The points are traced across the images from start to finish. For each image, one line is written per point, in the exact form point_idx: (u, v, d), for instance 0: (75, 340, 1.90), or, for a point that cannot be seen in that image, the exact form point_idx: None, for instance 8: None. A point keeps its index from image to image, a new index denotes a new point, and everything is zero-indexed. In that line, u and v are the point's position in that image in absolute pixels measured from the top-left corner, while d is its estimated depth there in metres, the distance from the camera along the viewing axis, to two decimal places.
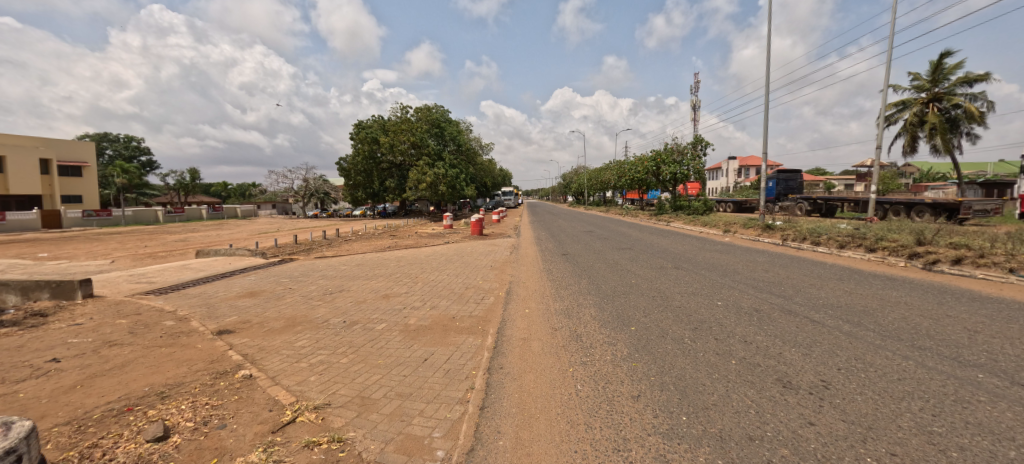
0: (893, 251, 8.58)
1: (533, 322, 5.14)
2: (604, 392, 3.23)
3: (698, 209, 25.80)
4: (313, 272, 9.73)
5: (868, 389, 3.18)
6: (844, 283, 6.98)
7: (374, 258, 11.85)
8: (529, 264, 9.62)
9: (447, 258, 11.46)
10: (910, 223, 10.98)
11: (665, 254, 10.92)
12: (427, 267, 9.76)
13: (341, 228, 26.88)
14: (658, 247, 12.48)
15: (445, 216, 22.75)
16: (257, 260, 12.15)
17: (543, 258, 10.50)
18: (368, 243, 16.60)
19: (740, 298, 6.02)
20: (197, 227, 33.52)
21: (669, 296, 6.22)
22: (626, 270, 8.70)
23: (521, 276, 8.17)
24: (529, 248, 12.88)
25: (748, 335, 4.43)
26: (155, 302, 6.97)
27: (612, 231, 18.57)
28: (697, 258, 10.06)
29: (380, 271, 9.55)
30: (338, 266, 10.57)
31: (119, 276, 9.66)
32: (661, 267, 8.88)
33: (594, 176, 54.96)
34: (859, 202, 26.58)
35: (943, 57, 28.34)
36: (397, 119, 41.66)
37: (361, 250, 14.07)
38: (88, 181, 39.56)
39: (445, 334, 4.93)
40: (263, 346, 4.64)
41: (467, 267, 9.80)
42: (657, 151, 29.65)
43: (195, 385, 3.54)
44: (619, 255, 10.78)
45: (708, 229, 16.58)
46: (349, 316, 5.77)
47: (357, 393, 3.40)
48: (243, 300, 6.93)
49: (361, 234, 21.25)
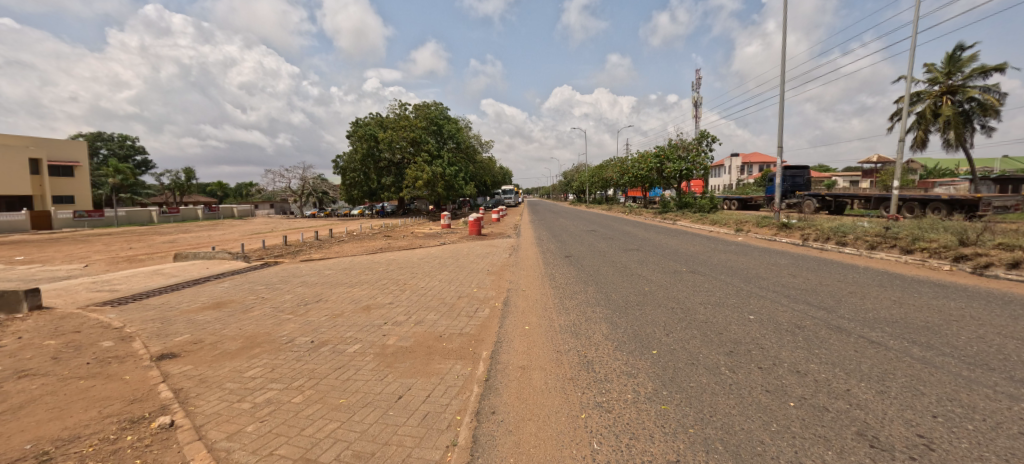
0: (935, 253, 7.70)
1: (535, 344, 4.29)
2: (629, 455, 2.39)
3: (704, 207, 24.89)
4: (293, 278, 8.89)
5: (988, 451, 2.35)
6: (888, 290, 6.11)
7: (362, 262, 11.01)
8: (529, 268, 8.75)
9: (440, 261, 10.63)
10: (944, 221, 10.07)
11: (677, 256, 10.05)
12: (418, 272, 8.91)
13: (336, 228, 26.02)
14: (669, 248, 11.61)
15: (443, 215, 21.95)
16: (238, 264, 11.36)
17: (546, 261, 9.66)
18: (359, 244, 15.74)
19: (774, 310, 5.19)
20: (190, 228, 32.70)
21: (692, 308, 5.38)
22: (636, 275, 7.85)
23: (521, 283, 7.30)
24: (529, 249, 12.04)
25: (798, 363, 3.60)
26: (104, 316, 6.15)
27: (616, 230, 17.70)
28: (714, 261, 9.20)
29: (366, 277, 8.69)
30: (323, 271, 9.76)
31: (82, 283, 8.82)
32: (675, 271, 8.03)
33: (596, 173, 54.01)
34: (871, 198, 25.63)
35: (958, 48, 27.45)
36: (395, 116, 40.87)
37: (351, 253, 13.25)
38: (81, 181, 38.80)
39: (428, 359, 4.08)
40: (205, 377, 3.80)
41: (461, 271, 8.95)
42: (661, 147, 28.75)
43: (93, 441, 2.73)
44: (628, 258, 9.92)
45: (718, 227, 15.70)
46: (319, 335, 4.92)
47: (302, 454, 2.57)
48: (204, 314, 6.11)
49: (356, 235, 20.44)
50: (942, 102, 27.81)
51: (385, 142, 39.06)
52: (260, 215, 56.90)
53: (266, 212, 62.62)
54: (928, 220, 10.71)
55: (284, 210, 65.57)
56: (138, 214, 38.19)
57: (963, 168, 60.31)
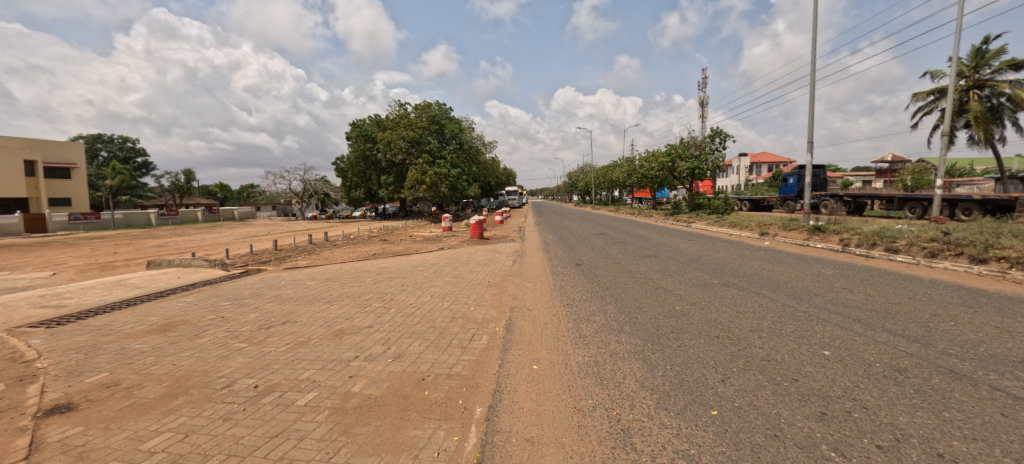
0: (1017, 263, 6.49)
1: (546, 398, 3.15)
2: None
3: (717, 208, 23.61)
4: (267, 291, 7.82)
5: None
6: (982, 312, 4.92)
7: (350, 270, 9.90)
8: (536, 279, 7.67)
9: (436, 269, 9.53)
10: (1009, 223, 8.85)
11: (702, 264, 8.90)
12: (409, 284, 7.83)
13: (333, 231, 25.10)
14: (690, 254, 10.42)
15: (443, 217, 20.94)
16: (214, 272, 10.32)
17: (553, 271, 8.53)
18: (352, 249, 14.68)
19: (851, 343, 4.05)
20: (186, 231, 31.91)
21: (743, 337, 4.27)
22: (661, 288, 6.73)
23: (527, 300, 6.15)
24: (535, 256, 10.92)
25: (937, 441, 2.45)
26: (24, 343, 5.12)
27: (627, 233, 16.55)
28: (747, 271, 8.02)
29: (349, 290, 7.58)
30: (303, 282, 8.69)
31: (31, 296, 7.82)
32: (705, 284, 6.92)
33: (602, 173, 52.79)
34: (894, 199, 24.48)
35: (986, 40, 26.09)
36: (396, 117, 40.00)
37: (341, 259, 12.14)
38: (78, 183, 38.11)
39: (399, 420, 2.97)
40: (87, 451, 2.72)
41: (458, 282, 7.84)
42: (672, 145, 27.52)
43: None
44: (645, 267, 8.81)
45: (740, 230, 14.51)
46: (268, 375, 3.82)
47: None
48: (142, 342, 5.03)
49: (351, 238, 19.40)
50: (968, 97, 26.47)
51: (385, 142, 38.07)
52: (261, 218, 56.08)
53: (268, 215, 61.82)
54: (986, 222, 9.47)
55: (286, 211, 64.83)
56: (136, 216, 37.37)
57: (979, 167, 58.17)
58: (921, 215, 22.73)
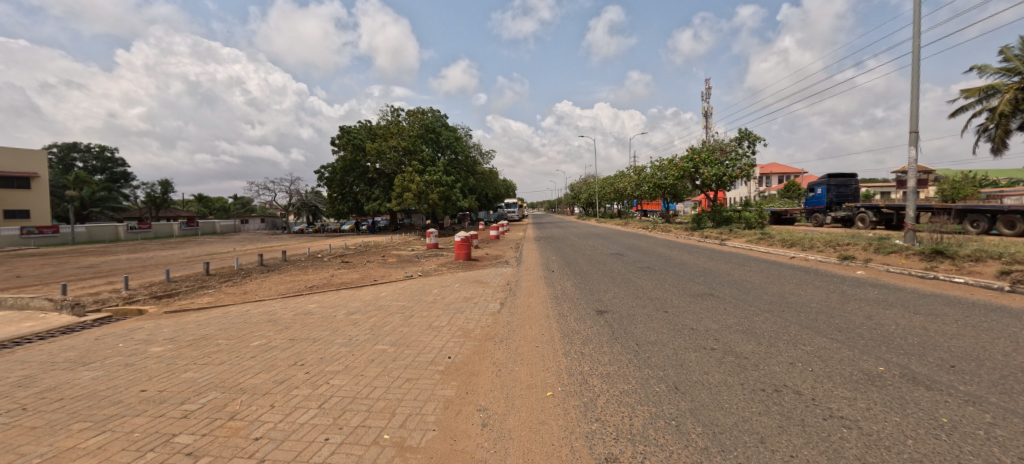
0: None
1: None
2: None
3: (752, 222, 20.39)
4: (50, 376, 4.32)
5: None
6: None
7: (252, 319, 6.42)
8: (539, 357, 4.21)
9: (379, 320, 6.03)
10: None
11: (805, 316, 5.49)
12: (307, 363, 4.32)
13: (305, 248, 21.68)
14: (765, 292, 6.97)
15: (428, 235, 17.52)
16: (54, 320, 6.85)
17: (565, 330, 5.08)
18: (295, 276, 11.15)
19: None
20: (147, 247, 28.61)
21: None
22: (790, 393, 3.24)
23: (513, 443, 2.68)
24: (535, 293, 7.45)
25: None
26: None
27: (650, 254, 13.11)
28: (904, 337, 4.56)
29: (188, 379, 4.03)
30: (147, 348, 5.18)
31: None
32: (869, 376, 3.51)
33: (608, 185, 49.56)
34: (948, 211, 20.99)
35: None
36: (388, 123, 37.02)
37: (265, 294, 8.65)
38: (39, 194, 34.92)
39: None
40: None
41: (395, 361, 4.28)
42: (694, 150, 24.24)
43: None
44: (711, 320, 5.40)
45: (808, 252, 10.97)
46: None
47: None
48: None
49: (313, 259, 15.88)
50: None
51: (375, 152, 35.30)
52: (244, 232, 52.57)
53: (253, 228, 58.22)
54: None
55: (275, 224, 61.25)
56: (100, 230, 34.11)
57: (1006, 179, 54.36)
58: (986, 229, 19.33)
